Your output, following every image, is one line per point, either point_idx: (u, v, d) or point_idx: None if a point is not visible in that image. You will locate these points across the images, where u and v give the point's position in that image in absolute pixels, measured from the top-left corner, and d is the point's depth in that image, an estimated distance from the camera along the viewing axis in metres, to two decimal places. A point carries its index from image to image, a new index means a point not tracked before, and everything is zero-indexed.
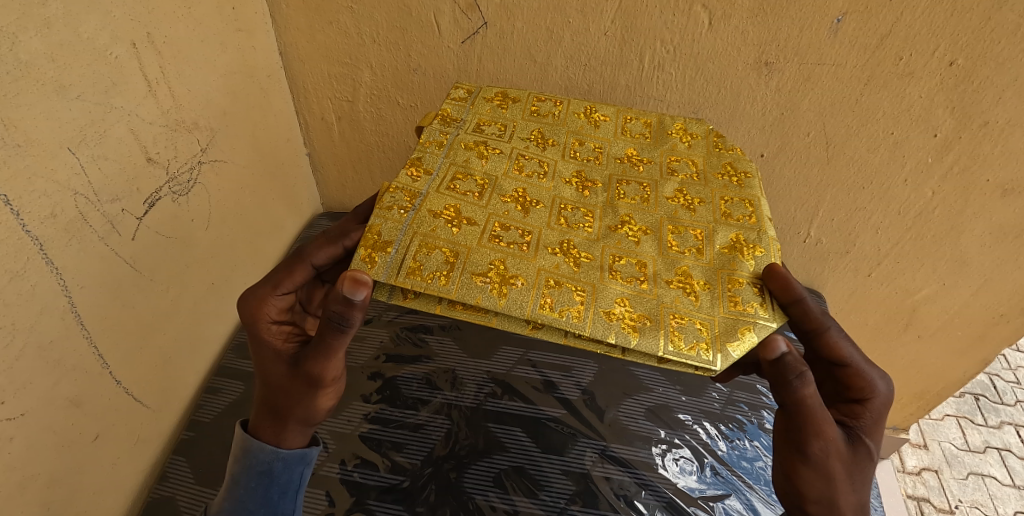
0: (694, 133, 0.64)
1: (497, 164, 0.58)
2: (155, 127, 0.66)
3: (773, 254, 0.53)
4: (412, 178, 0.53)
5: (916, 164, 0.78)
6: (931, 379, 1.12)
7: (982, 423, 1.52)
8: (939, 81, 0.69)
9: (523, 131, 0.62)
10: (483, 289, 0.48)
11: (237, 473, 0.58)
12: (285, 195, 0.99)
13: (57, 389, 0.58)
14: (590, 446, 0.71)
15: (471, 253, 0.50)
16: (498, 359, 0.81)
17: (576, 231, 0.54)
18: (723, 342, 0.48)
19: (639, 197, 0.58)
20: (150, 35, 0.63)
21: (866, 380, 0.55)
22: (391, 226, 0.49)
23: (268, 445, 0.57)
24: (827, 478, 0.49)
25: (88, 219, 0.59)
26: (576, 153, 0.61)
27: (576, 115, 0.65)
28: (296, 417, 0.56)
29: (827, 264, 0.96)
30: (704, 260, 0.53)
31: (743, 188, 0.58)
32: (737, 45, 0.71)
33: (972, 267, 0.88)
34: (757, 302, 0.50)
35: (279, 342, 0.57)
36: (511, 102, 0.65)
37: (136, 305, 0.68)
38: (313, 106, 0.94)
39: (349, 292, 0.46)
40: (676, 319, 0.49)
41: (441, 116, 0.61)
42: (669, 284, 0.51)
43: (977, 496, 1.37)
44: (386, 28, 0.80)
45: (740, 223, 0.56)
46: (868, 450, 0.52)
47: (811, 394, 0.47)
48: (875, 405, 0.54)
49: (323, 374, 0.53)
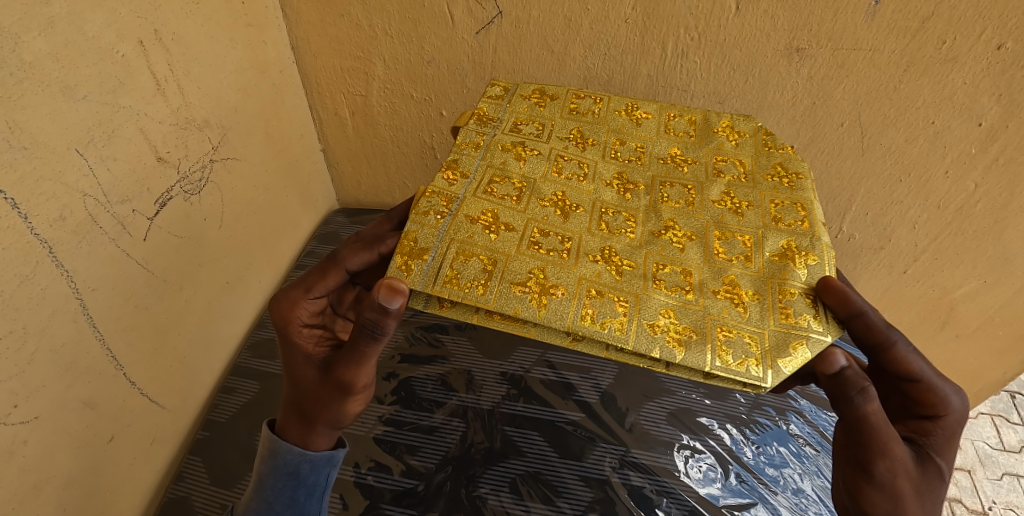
0: (741, 131, 0.60)
1: (536, 166, 0.55)
2: (165, 125, 0.65)
3: (828, 262, 0.49)
4: (448, 181, 0.51)
5: (958, 156, 0.74)
6: (968, 379, 1.07)
7: (1018, 422, 1.46)
8: (985, 66, 0.65)
9: (563, 130, 0.60)
10: (523, 299, 0.46)
11: (265, 474, 0.56)
12: (300, 192, 0.98)
13: (70, 392, 0.58)
14: (609, 452, 0.69)
15: (509, 260, 0.47)
16: (518, 359, 0.79)
17: (617, 236, 0.51)
18: (774, 358, 0.45)
19: (683, 200, 0.55)
20: (158, 32, 0.62)
21: (938, 396, 0.51)
22: (428, 232, 0.47)
23: (295, 446, 0.55)
24: (894, 498, 0.47)
25: (98, 220, 0.58)
26: (617, 153, 0.58)
27: (617, 113, 0.62)
28: (325, 421, 0.54)
29: (859, 261, 0.92)
30: (753, 268, 0.50)
31: (795, 190, 0.55)
32: (766, 31, 0.67)
33: (1016, 263, 0.83)
34: (810, 315, 0.47)
35: (310, 346, 0.56)
36: (549, 100, 0.63)
37: (149, 306, 0.67)
38: (327, 100, 0.92)
39: (385, 300, 0.44)
40: (723, 332, 0.46)
41: (478, 115, 0.59)
42: (716, 294, 0.48)
43: (1012, 498, 1.31)
44: (398, 20, 0.77)
45: (792, 228, 0.52)
46: (938, 468, 0.49)
47: (874, 410, 0.45)
48: (950, 422, 0.51)
49: (354, 381, 0.51)
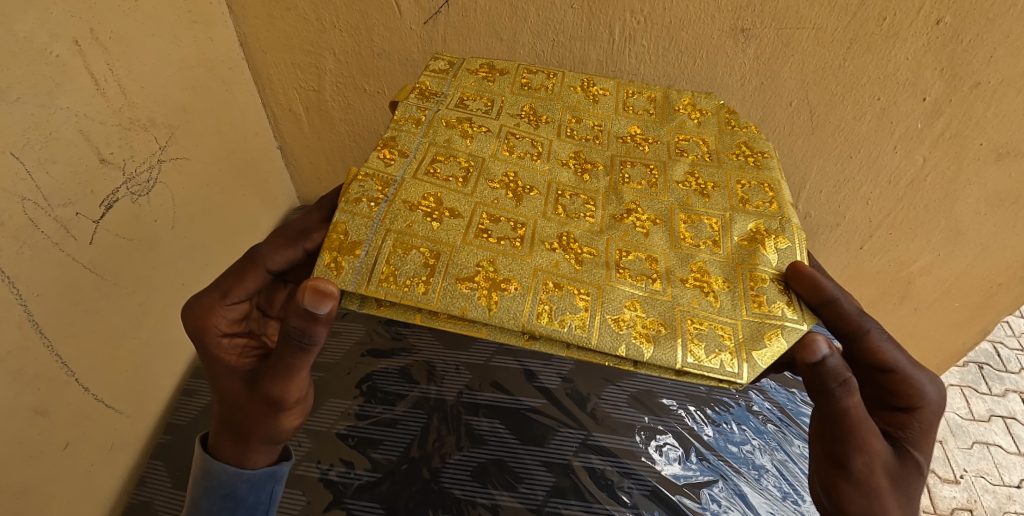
0: (703, 109, 0.62)
1: (484, 143, 0.55)
2: (107, 126, 0.64)
3: (797, 245, 0.51)
4: (384, 162, 0.50)
5: (906, 130, 0.75)
6: (929, 350, 1.10)
7: (986, 392, 1.50)
8: (926, 42, 0.66)
9: (513, 107, 0.60)
10: (470, 296, 0.45)
11: (198, 497, 0.56)
12: (257, 190, 0.96)
13: (19, 399, 0.57)
14: (571, 436, 0.70)
15: (455, 252, 0.47)
16: (476, 350, 0.79)
17: (576, 222, 0.51)
18: (750, 350, 0.45)
19: (646, 181, 0.56)
20: (94, 31, 0.60)
21: (914, 387, 0.52)
22: (358, 223, 0.46)
23: (230, 466, 0.55)
24: (871, 494, 0.47)
25: (39, 224, 0.57)
26: (573, 132, 0.59)
27: (572, 89, 0.63)
28: (261, 437, 0.53)
29: (817, 238, 0.93)
30: (721, 254, 0.51)
31: (762, 169, 0.56)
32: (710, 12, 0.68)
33: (968, 235, 0.85)
34: (784, 303, 0.48)
35: (234, 359, 0.54)
36: (498, 74, 0.63)
37: (101, 310, 0.66)
38: (280, 97, 0.91)
39: (312, 303, 0.42)
40: (694, 324, 0.46)
41: (419, 89, 0.58)
42: (684, 283, 0.49)
43: (982, 465, 1.35)
44: (346, 12, 0.77)
45: (760, 210, 0.53)
46: (915, 462, 0.50)
47: (854, 403, 0.45)
48: (925, 414, 0.52)
49: (284, 397, 0.50)
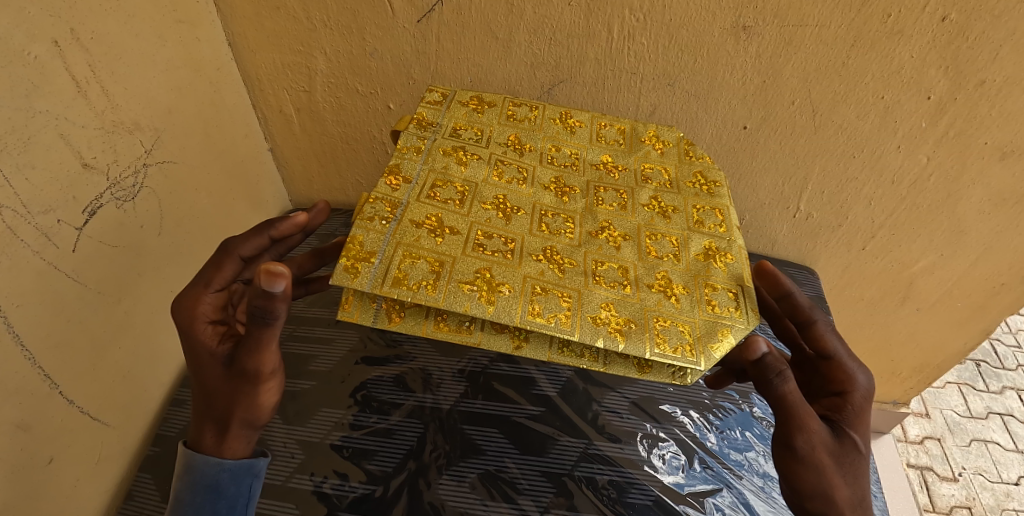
0: (665, 140, 0.62)
1: (477, 169, 0.54)
2: (89, 130, 0.61)
3: (742, 260, 0.52)
4: (391, 186, 0.49)
5: (910, 130, 0.74)
6: (930, 350, 1.09)
7: (984, 389, 1.49)
8: (931, 39, 0.64)
9: (500, 136, 0.58)
10: (471, 296, 0.44)
11: (180, 492, 0.52)
12: (247, 194, 0.93)
13: (1, 415, 0.55)
14: (571, 445, 0.68)
15: (455, 262, 0.46)
16: (472, 357, 0.78)
17: (558, 237, 0.51)
18: (706, 344, 0.46)
19: (616, 203, 0.55)
20: (75, 32, 0.58)
21: (846, 372, 0.51)
22: (374, 236, 0.45)
23: (211, 456, 0.51)
24: (817, 472, 0.46)
25: (18, 233, 0.55)
26: (553, 159, 0.58)
27: (551, 121, 0.62)
28: (240, 420, 0.50)
29: (818, 239, 0.92)
30: (682, 265, 0.51)
31: (713, 197, 0.57)
32: (711, 10, 0.66)
33: (970, 235, 0.84)
34: (733, 306, 0.48)
35: (213, 344, 0.50)
36: (486, 106, 0.61)
37: (85, 320, 0.64)
38: (270, 98, 0.89)
39: (267, 283, 0.42)
40: (660, 322, 0.47)
41: (417, 119, 0.57)
42: (650, 287, 0.49)
43: (980, 463, 1.34)
44: (337, 11, 0.74)
45: (711, 231, 0.54)
46: (854, 442, 0.48)
47: (792, 388, 0.44)
48: (858, 398, 0.50)
49: (259, 370, 0.47)
